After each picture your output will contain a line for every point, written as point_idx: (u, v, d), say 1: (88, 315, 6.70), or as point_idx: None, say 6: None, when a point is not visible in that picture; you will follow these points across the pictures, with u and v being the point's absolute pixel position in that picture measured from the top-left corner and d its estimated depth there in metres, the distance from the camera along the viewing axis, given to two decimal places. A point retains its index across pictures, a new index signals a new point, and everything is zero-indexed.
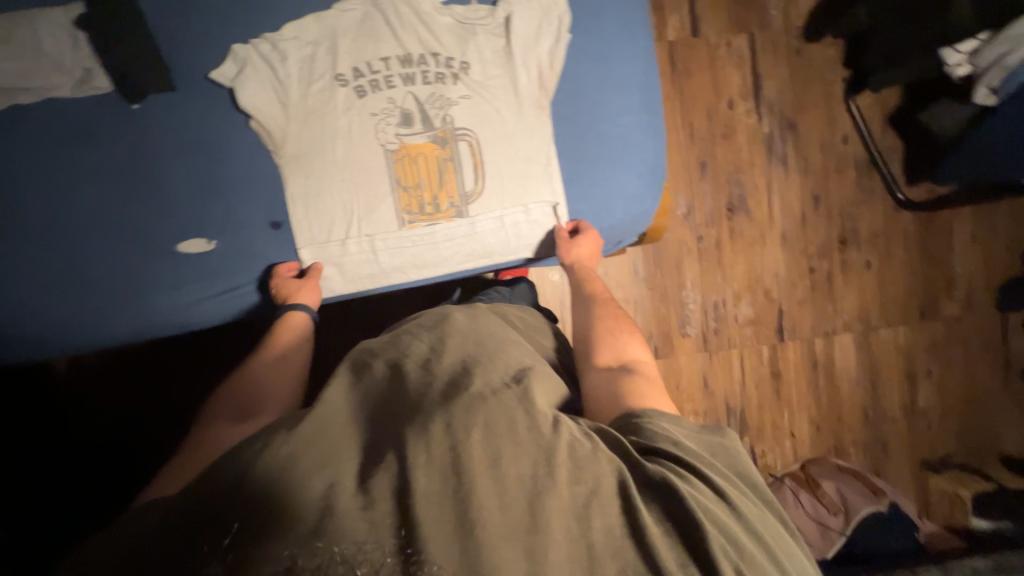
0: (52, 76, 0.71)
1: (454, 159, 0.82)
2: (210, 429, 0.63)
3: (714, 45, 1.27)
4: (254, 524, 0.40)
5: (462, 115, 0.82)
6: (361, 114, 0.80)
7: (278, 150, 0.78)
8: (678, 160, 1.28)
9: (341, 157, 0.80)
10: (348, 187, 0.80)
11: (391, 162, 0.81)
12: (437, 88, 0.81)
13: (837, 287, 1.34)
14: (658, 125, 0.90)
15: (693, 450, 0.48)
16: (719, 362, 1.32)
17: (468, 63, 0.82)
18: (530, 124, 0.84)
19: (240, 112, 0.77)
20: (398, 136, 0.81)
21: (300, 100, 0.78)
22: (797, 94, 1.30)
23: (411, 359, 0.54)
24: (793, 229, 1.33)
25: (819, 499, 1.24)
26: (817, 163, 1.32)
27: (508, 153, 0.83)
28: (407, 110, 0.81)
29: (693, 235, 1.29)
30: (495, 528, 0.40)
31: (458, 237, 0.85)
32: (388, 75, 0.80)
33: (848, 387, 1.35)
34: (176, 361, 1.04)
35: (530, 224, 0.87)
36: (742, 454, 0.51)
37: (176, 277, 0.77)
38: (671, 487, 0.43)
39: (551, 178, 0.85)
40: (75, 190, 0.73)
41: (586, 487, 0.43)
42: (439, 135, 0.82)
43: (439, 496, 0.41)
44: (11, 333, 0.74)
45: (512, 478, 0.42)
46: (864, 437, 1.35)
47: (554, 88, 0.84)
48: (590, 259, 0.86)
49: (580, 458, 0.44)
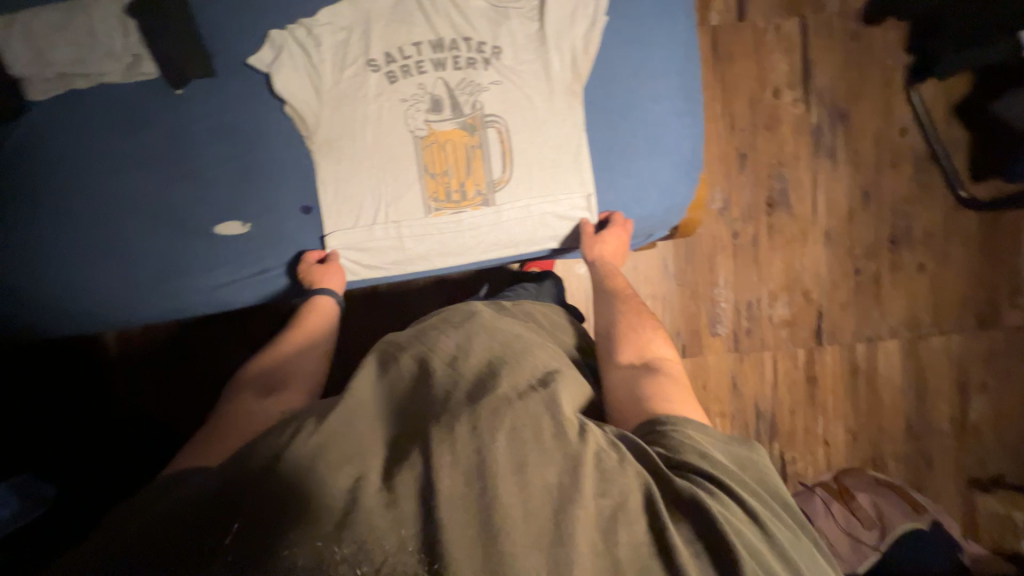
0: (103, 62, 0.74)
1: (483, 147, 0.82)
2: (236, 403, 0.65)
3: (761, 29, 1.19)
4: (276, 516, 0.38)
5: (492, 101, 0.81)
6: (392, 100, 0.80)
7: (310, 136, 0.80)
8: (716, 151, 1.22)
9: (370, 142, 0.80)
10: (377, 173, 0.81)
11: (420, 148, 0.81)
12: (467, 73, 0.80)
13: (885, 290, 1.26)
14: (697, 113, 0.86)
15: (725, 465, 0.46)
16: (750, 363, 1.27)
17: (500, 48, 0.80)
18: (561, 111, 0.82)
19: (276, 97, 0.79)
20: (427, 122, 0.80)
21: (333, 85, 0.79)
22: (850, 81, 1.22)
23: (438, 355, 0.52)
24: (838, 227, 1.25)
25: (852, 511, 1.16)
26: (869, 157, 1.23)
27: (538, 140, 0.82)
28: (437, 96, 0.80)
29: (729, 231, 1.24)
30: (520, 540, 0.38)
31: (484, 227, 0.84)
32: (419, 61, 0.80)
33: (891, 396, 1.28)
34: (210, 340, 1.09)
35: (558, 214, 0.85)
36: (770, 471, 0.49)
37: (213, 258, 0.80)
38: (702, 504, 0.41)
39: (581, 168, 0.83)
40: (122, 172, 0.77)
41: (613, 500, 0.41)
42: (468, 122, 0.81)
43: (462, 501, 0.39)
44: (63, 306, 0.78)
45: (537, 487, 0.41)
46: (906, 450, 1.28)
47: (588, 73, 0.82)
48: (614, 256, 0.84)
49: (607, 469, 0.43)
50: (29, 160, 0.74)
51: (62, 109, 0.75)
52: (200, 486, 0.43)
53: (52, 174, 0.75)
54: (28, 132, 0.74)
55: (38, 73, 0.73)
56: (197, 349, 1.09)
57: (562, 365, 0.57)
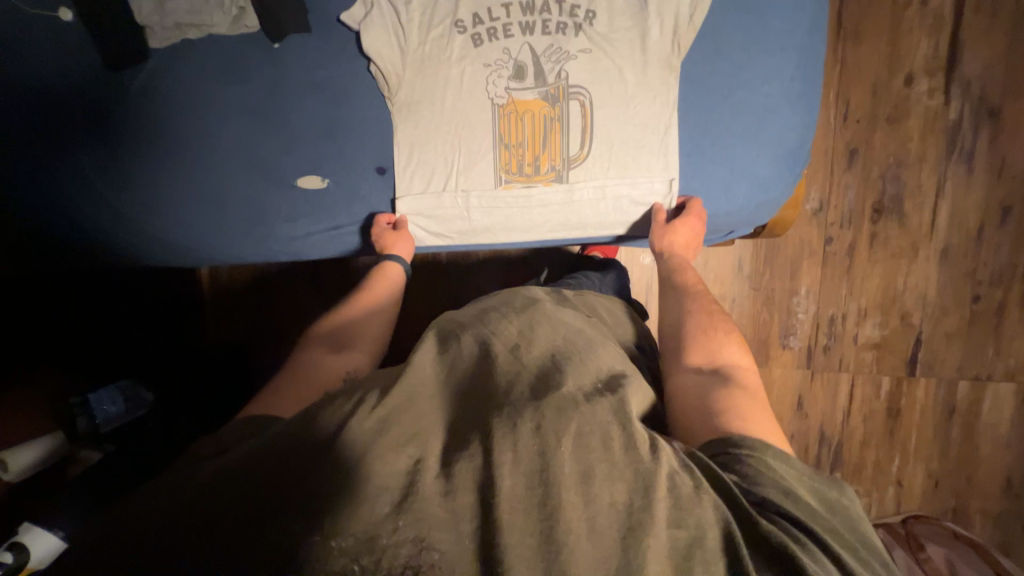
0: (214, 14, 0.78)
1: (563, 120, 0.78)
2: (306, 355, 0.66)
3: (902, 3, 1.02)
4: (330, 493, 0.35)
5: (578, 70, 0.76)
6: (475, 64, 0.78)
7: (392, 97, 0.80)
8: (822, 144, 1.08)
9: (449, 108, 0.80)
10: (452, 140, 0.81)
11: (498, 117, 0.79)
12: (556, 39, 0.76)
13: (1008, 324, 1.08)
14: (812, 99, 0.76)
15: (812, 508, 0.40)
16: (822, 384, 1.15)
17: (594, 13, 0.75)
18: (652, 86, 0.75)
19: (363, 56, 0.80)
20: (508, 90, 0.78)
21: (419, 46, 0.79)
22: (1011, 70, 1.01)
23: (500, 341, 0.49)
24: (961, 245, 1.07)
25: (920, 562, 1.05)
26: (1019, 165, 1.03)
27: (622, 117, 0.77)
28: (521, 63, 0.77)
29: (822, 235, 1.11)
30: (582, 560, 0.33)
31: (555, 206, 0.81)
32: (507, 24, 0.76)
33: (991, 446, 1.11)
34: (289, 289, 1.18)
35: (634, 199, 0.80)
36: (862, 521, 0.43)
37: (294, 210, 0.85)
38: (788, 554, 0.36)
39: (666, 151, 0.77)
40: (223, 120, 0.82)
41: (689, 534, 0.36)
42: (551, 92, 0.77)
43: (523, 507, 0.35)
44: (168, 239, 0.88)
45: (603, 503, 0.36)
46: (999, 509, 1.11)
47: (690, 45, 0.74)
48: (685, 248, 0.78)
49: (683, 498, 0.37)
50: (147, 103, 0.81)
51: (178, 57, 0.81)
52: (249, 451, 0.39)
53: (165, 117, 0.82)
54: (148, 76, 0.81)
55: (158, 22, 0.78)
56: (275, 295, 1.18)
57: (621, 360, 0.54)
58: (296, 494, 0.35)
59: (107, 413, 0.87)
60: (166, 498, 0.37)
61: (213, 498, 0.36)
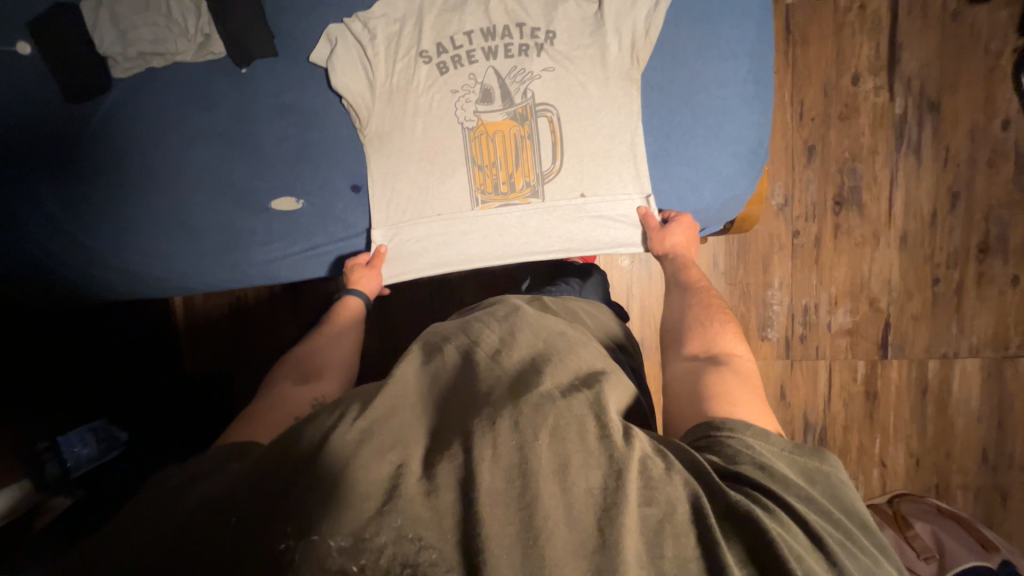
0: (179, 42, 0.78)
1: (533, 137, 0.81)
2: (284, 387, 0.66)
3: (843, 8, 1.08)
4: (307, 502, 0.34)
5: (544, 89, 0.80)
6: (442, 91, 0.81)
7: (363, 130, 0.82)
8: (781, 143, 1.13)
9: (421, 135, 0.82)
10: (425, 166, 0.83)
11: (469, 140, 0.82)
12: (519, 61, 0.79)
13: (967, 303, 1.13)
14: (766, 99, 0.80)
15: (786, 478, 0.41)
16: (802, 372, 1.19)
17: (554, 33, 0.79)
18: (615, 98, 0.79)
19: (334, 93, 0.81)
20: (477, 113, 0.81)
21: (387, 78, 0.82)
22: (947, 66, 1.08)
23: (483, 350, 0.48)
24: (918, 231, 1.13)
25: (908, 540, 1.07)
26: (963, 153, 1.10)
27: (590, 130, 0.80)
28: (488, 86, 0.80)
29: (789, 229, 1.15)
30: (560, 543, 0.34)
31: (535, 224, 0.83)
32: (470, 50, 0.80)
33: (964, 421, 1.15)
34: (268, 312, 1.15)
35: (615, 217, 0.83)
36: (847, 488, 0.44)
37: (269, 232, 0.84)
38: (758, 521, 0.36)
39: (636, 160, 0.80)
40: (192, 146, 0.81)
41: (659, 510, 0.36)
42: (519, 112, 0.81)
43: (503, 498, 0.35)
44: (136, 270, 0.85)
45: (580, 489, 0.36)
46: (978, 481, 1.15)
47: (647, 62, 0.78)
48: (686, 245, 0.81)
49: (653, 477, 0.38)
50: (111, 133, 0.80)
51: (143, 86, 0.80)
52: (240, 477, 0.39)
53: (131, 146, 0.80)
54: (113, 106, 0.80)
55: (120, 52, 0.77)
56: (252, 322, 1.16)
57: (602, 359, 0.55)
58: (285, 515, 0.34)
59: (79, 455, 0.84)
60: (152, 536, 0.37)
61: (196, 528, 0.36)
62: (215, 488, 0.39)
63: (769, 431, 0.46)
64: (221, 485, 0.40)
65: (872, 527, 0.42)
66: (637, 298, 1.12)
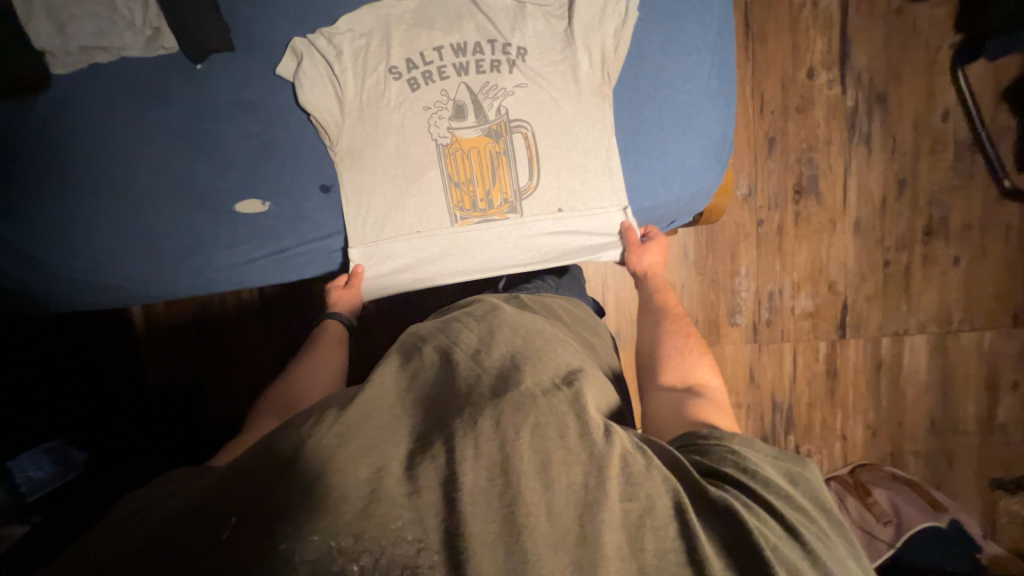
0: (124, 36, 0.73)
1: (508, 152, 0.80)
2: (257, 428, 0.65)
3: (797, 5, 1.13)
4: (283, 512, 0.34)
5: (518, 106, 0.79)
6: (415, 106, 0.79)
7: (334, 145, 0.79)
8: (744, 135, 1.18)
9: (394, 150, 0.80)
10: (399, 181, 0.81)
11: (443, 156, 0.80)
12: (492, 77, 0.79)
13: (915, 284, 1.21)
14: (729, 93, 0.82)
15: (765, 478, 0.43)
16: (768, 355, 1.24)
17: (525, 49, 0.79)
18: (589, 113, 0.80)
19: (302, 109, 0.78)
20: (451, 129, 0.80)
21: (356, 97, 0.79)
22: (892, 60, 1.15)
23: (461, 348, 0.49)
24: (869, 217, 1.19)
25: (868, 506, 1.15)
26: (908, 142, 1.17)
27: (565, 144, 0.80)
28: (460, 102, 0.79)
29: (753, 218, 1.20)
30: (543, 539, 0.35)
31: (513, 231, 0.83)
32: (441, 66, 0.78)
33: (915, 393, 1.24)
34: (233, 320, 1.11)
35: (592, 230, 0.84)
36: (822, 488, 0.46)
37: (233, 235, 0.80)
38: (734, 510, 0.38)
39: (612, 173, 0.82)
40: (144, 146, 0.77)
41: (640, 505, 0.37)
42: (494, 128, 0.80)
43: (485, 496, 0.35)
44: (86, 278, 0.80)
45: (561, 486, 0.37)
46: (928, 448, 1.24)
47: (616, 82, 0.79)
48: (660, 263, 0.87)
49: (633, 473, 0.39)
50: (51, 133, 0.74)
51: (87, 82, 0.75)
52: (207, 489, 0.38)
53: (76, 147, 0.75)
54: (52, 104, 0.75)
55: (59, 46, 0.72)
56: (218, 329, 1.11)
57: (579, 356, 0.56)
58: (257, 525, 0.34)
59: (32, 480, 0.78)
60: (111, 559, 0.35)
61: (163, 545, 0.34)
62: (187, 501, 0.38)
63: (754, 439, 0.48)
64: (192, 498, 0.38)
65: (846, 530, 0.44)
66: (612, 291, 1.14)
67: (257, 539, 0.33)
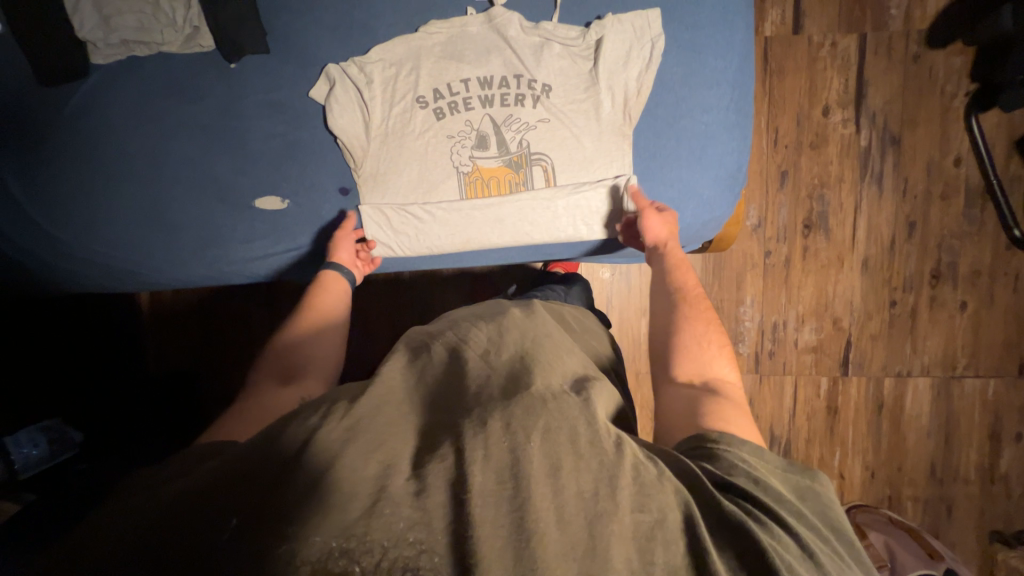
0: (165, 32, 0.75)
1: (526, 184, 0.83)
2: (258, 390, 0.63)
3: (816, 44, 1.15)
4: (289, 510, 0.34)
5: (538, 139, 0.81)
6: (438, 135, 0.81)
7: (357, 168, 0.82)
8: (757, 167, 1.19)
9: (416, 177, 0.82)
10: (419, 207, 0.83)
11: (463, 184, 0.82)
12: (515, 110, 0.81)
13: (921, 326, 1.21)
14: (746, 128, 0.84)
15: (777, 494, 0.43)
16: (769, 387, 1.24)
17: (550, 86, 0.80)
18: (609, 152, 0.82)
19: (329, 132, 0.81)
20: (472, 158, 0.82)
21: (383, 121, 0.81)
22: (908, 104, 1.16)
23: (472, 348, 0.49)
24: (877, 255, 1.20)
25: (863, 550, 1.13)
26: (920, 185, 1.18)
27: (582, 179, 0.82)
28: (483, 132, 0.81)
29: (761, 249, 1.21)
30: (552, 546, 0.35)
31: (523, 241, 0.85)
32: (467, 97, 0.80)
33: (916, 436, 1.22)
34: (238, 307, 1.13)
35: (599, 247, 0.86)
36: (833, 506, 0.46)
37: (250, 230, 0.82)
38: (749, 532, 0.38)
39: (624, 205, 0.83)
40: (171, 139, 0.79)
41: (652, 518, 0.37)
42: (514, 160, 0.82)
43: (494, 499, 0.35)
44: (102, 263, 0.81)
45: (571, 493, 0.37)
46: (927, 494, 1.22)
47: (637, 124, 0.81)
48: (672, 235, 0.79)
49: (646, 484, 0.39)
50: (81, 121, 0.77)
51: (123, 74, 0.78)
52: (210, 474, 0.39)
53: (105, 135, 0.78)
54: (86, 94, 0.77)
55: (102, 38, 0.74)
56: (224, 322, 1.13)
57: (586, 365, 0.56)
58: (261, 523, 0.34)
59: (28, 455, 0.80)
60: (119, 533, 0.36)
61: (167, 524, 0.35)
62: (190, 482, 0.39)
63: (765, 451, 0.48)
64: (195, 478, 0.39)
65: (857, 550, 0.43)
66: (616, 310, 1.14)
67: (264, 533, 0.33)
